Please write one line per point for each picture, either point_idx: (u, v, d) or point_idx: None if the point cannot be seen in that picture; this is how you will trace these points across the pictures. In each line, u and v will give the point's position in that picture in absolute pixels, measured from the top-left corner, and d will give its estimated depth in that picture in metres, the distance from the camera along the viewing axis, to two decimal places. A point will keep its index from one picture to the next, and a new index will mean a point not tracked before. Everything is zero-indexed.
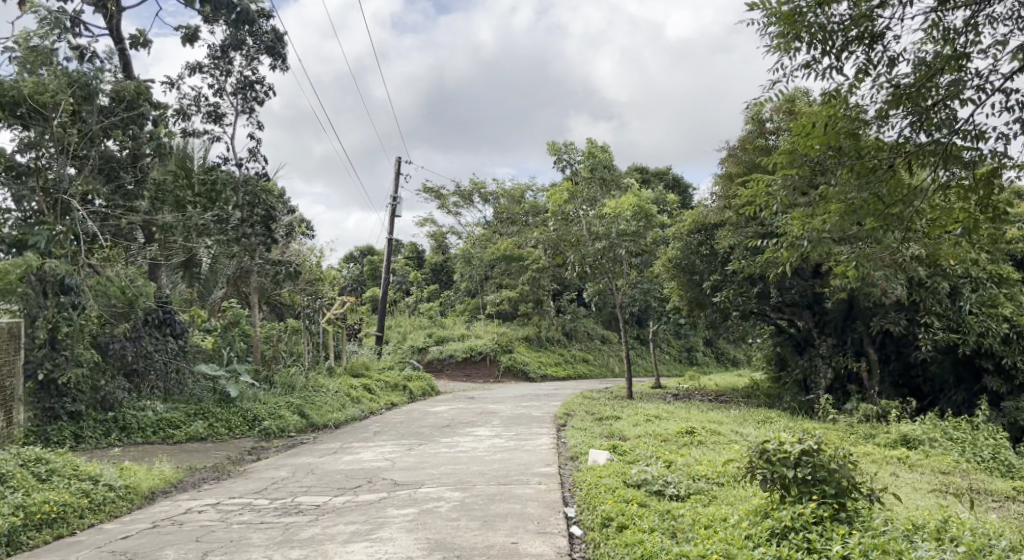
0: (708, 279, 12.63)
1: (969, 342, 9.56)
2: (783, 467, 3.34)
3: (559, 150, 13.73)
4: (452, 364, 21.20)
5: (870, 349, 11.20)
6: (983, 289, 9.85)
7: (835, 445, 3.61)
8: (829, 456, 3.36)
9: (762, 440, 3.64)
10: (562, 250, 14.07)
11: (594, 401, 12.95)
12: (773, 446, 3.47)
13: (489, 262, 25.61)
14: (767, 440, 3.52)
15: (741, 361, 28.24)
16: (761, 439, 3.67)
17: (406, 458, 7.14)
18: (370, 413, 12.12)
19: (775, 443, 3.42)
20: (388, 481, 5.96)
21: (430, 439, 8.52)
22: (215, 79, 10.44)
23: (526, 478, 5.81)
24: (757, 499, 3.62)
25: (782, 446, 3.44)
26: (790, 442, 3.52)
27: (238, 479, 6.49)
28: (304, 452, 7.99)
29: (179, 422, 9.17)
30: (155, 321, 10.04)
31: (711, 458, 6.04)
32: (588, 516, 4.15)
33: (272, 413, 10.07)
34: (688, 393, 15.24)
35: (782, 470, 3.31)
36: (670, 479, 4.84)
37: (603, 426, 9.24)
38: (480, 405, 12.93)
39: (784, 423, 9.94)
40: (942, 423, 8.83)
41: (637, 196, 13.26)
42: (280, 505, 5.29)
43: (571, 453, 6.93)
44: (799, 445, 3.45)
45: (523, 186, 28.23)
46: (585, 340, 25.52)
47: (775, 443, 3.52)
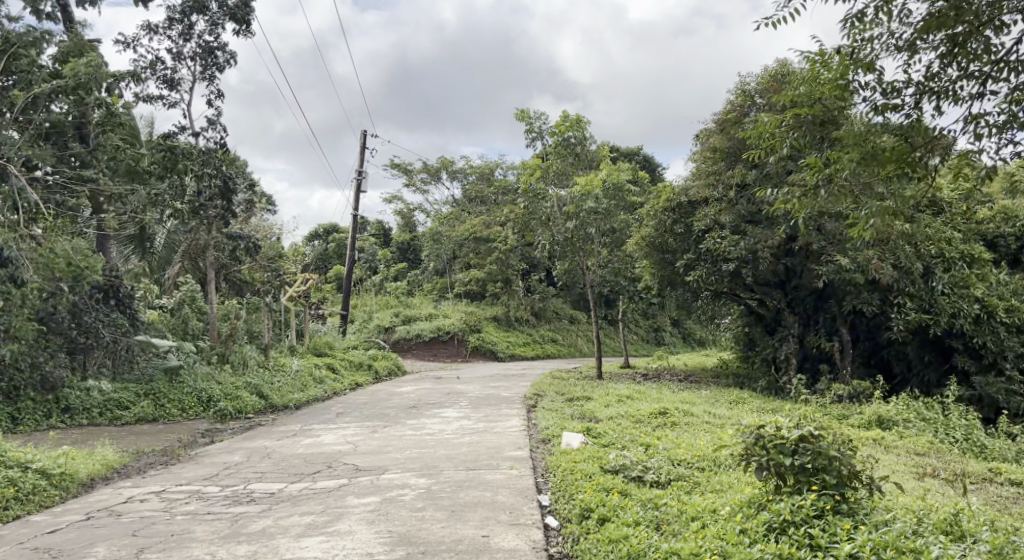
0: (681, 257, 12.43)
1: (941, 323, 9.62)
2: (780, 455, 3.09)
3: (528, 119, 13.31)
4: (419, 344, 20.79)
5: (842, 329, 11.16)
6: (955, 269, 9.76)
7: (834, 430, 3.37)
8: (829, 443, 3.11)
9: (752, 423, 3.39)
10: (533, 227, 13.72)
11: (565, 381, 12.73)
12: (764, 431, 3.22)
13: (457, 240, 25.15)
14: (763, 424, 3.25)
15: (707, 341, 28.39)
16: (751, 423, 3.42)
17: (370, 441, 6.77)
18: (333, 393, 11.70)
19: (767, 428, 3.17)
20: (349, 467, 5.59)
21: (395, 421, 8.16)
22: (173, 42, 9.71)
23: (496, 462, 5.50)
24: (750, 487, 3.40)
25: (778, 430, 3.19)
26: (787, 426, 3.26)
27: (188, 463, 6.04)
28: (260, 435, 7.54)
29: (128, 403, 8.60)
30: (104, 295, 9.41)
31: (690, 441, 5.83)
32: (564, 506, 3.87)
33: (229, 393, 9.55)
34: (657, 373, 15.15)
35: (779, 458, 3.07)
36: (651, 463, 4.61)
37: (574, 406, 9.02)
38: (447, 386, 12.59)
39: (758, 404, 9.83)
40: (915, 404, 8.80)
41: (609, 173, 12.98)
42: (230, 493, 4.88)
43: (543, 435, 6.67)
44: (796, 429, 3.20)
45: (493, 164, 27.81)
46: (554, 321, 25.35)
47: (769, 426, 3.26)
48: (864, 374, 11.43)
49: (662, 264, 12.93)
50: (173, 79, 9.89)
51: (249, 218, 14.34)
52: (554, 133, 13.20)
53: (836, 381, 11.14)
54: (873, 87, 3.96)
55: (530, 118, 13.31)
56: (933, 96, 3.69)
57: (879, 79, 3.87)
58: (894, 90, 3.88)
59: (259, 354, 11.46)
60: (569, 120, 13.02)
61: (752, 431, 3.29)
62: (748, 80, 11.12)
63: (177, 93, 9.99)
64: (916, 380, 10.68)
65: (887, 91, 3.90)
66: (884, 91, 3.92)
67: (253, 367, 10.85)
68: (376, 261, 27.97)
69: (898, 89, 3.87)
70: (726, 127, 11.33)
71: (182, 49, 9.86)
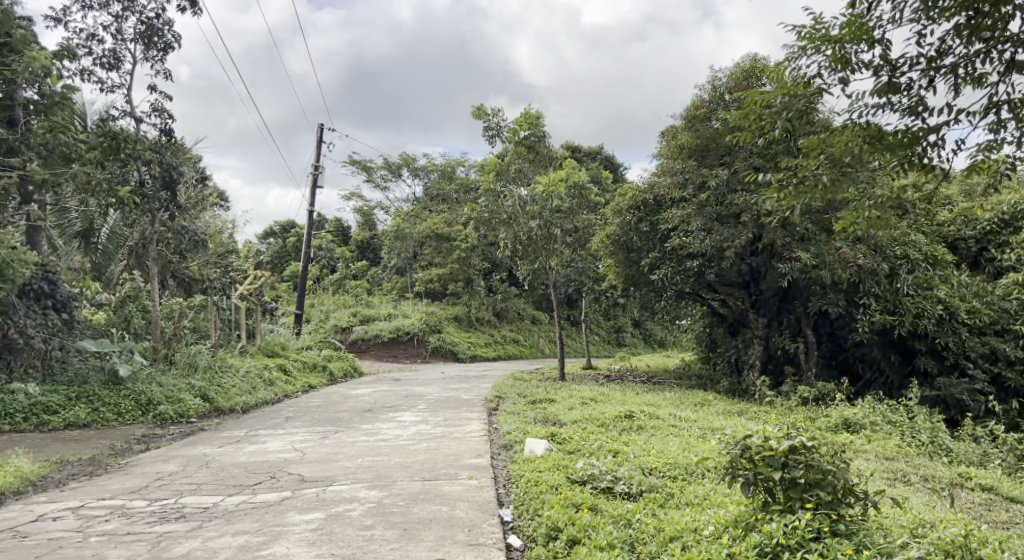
0: (646, 257, 12.23)
1: (905, 324, 9.77)
2: (769, 469, 2.85)
3: (486, 116, 12.96)
4: (378, 344, 20.24)
5: (807, 329, 11.11)
6: (918, 270, 9.94)
7: (825, 439, 3.17)
8: (823, 454, 2.88)
9: (732, 435, 3.14)
10: (495, 226, 13.36)
11: (528, 383, 12.38)
12: (749, 442, 2.96)
13: (419, 238, 24.58)
14: (750, 435, 2.99)
15: (667, 341, 28.47)
16: (729, 436, 3.20)
17: (319, 448, 6.29)
18: (285, 396, 11.14)
19: (755, 440, 2.90)
20: (294, 478, 5.13)
21: (348, 426, 7.68)
22: (115, 18, 9.06)
23: (454, 472, 5.13)
24: (736, 502, 3.18)
25: (767, 441, 2.93)
26: (776, 435, 3.00)
27: (116, 473, 5.43)
28: (200, 442, 6.94)
29: (57, 406, 7.81)
30: (35, 292, 8.68)
31: (661, 449, 5.56)
32: (528, 524, 3.53)
33: (171, 396, 8.81)
34: (620, 375, 14.90)
35: (768, 472, 2.82)
36: (621, 472, 4.32)
37: (536, 410, 8.70)
38: (405, 388, 12.11)
39: (723, 407, 9.67)
40: (880, 407, 8.80)
41: (574, 171, 12.68)
42: (158, 508, 4.33)
43: (505, 441, 6.33)
44: (785, 438, 2.96)
45: (455, 162, 27.44)
46: (516, 321, 25.02)
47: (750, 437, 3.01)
48: (827, 376, 11.46)
49: (628, 263, 12.70)
50: (116, 60, 9.23)
51: (197, 212, 13.62)
52: (513, 129, 12.83)
53: (800, 382, 11.10)
54: (876, 66, 3.59)
55: (487, 114, 12.97)
56: (948, 76, 3.46)
57: (885, 55, 3.56)
58: (897, 67, 3.51)
59: (206, 353, 10.77)
60: (528, 116, 12.64)
61: (736, 444, 3.02)
62: (718, 77, 10.98)
63: (119, 74, 9.30)
64: (881, 382, 10.77)
65: (890, 68, 3.52)
66: (890, 68, 3.53)
67: (198, 368, 10.12)
68: (335, 259, 27.19)
69: (903, 64, 3.51)
70: (693, 124, 11.13)
71: (122, 26, 9.20)
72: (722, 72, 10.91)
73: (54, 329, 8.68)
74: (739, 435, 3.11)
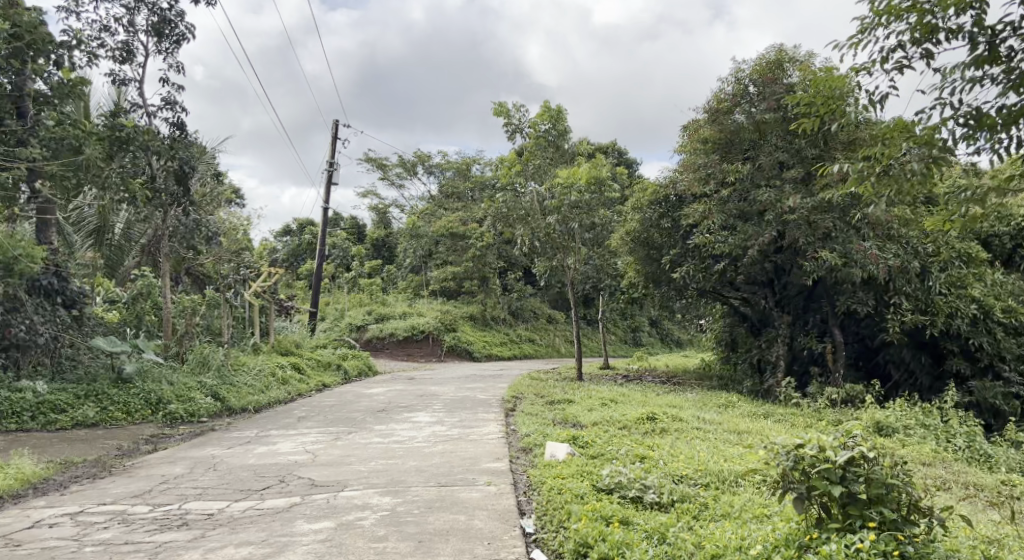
0: (668, 254, 11.91)
1: (938, 324, 9.38)
2: (825, 483, 2.66)
3: (507, 112, 12.69)
4: (392, 343, 20.09)
5: (835, 329, 10.72)
6: (950, 268, 9.60)
7: (884, 449, 2.96)
8: (886, 468, 2.68)
9: (778, 447, 2.94)
10: (512, 223, 13.11)
11: (545, 383, 12.12)
12: (800, 453, 2.78)
13: (434, 236, 24.34)
14: (802, 444, 2.80)
15: (685, 342, 28.03)
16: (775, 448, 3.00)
17: (331, 451, 6.06)
18: (298, 395, 10.95)
19: (807, 451, 2.71)
20: (304, 482, 4.90)
21: (361, 427, 7.46)
22: (128, 10, 8.90)
23: (472, 477, 4.87)
24: (787, 518, 2.98)
25: (819, 451, 2.74)
26: (831, 444, 2.80)
27: (120, 476, 5.21)
28: (209, 442, 6.74)
29: (64, 405, 7.62)
30: (45, 290, 8.49)
31: (690, 455, 5.28)
32: (555, 539, 3.30)
33: (181, 395, 8.63)
34: (639, 375, 14.58)
35: (825, 486, 2.63)
36: (650, 480, 4.04)
37: (554, 411, 8.42)
38: (420, 387, 11.89)
39: (748, 409, 9.34)
40: (913, 409, 8.44)
41: (593, 166, 12.36)
42: (160, 515, 4.11)
43: (523, 444, 6.07)
44: (838, 448, 2.77)
45: (470, 160, 27.16)
46: (532, 320, 24.71)
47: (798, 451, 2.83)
48: (855, 378, 11.10)
49: (648, 260, 12.39)
50: (127, 52, 9.08)
51: (211, 209, 13.47)
52: (532, 125, 12.54)
53: (827, 384, 10.74)
54: (972, 34, 3.22)
55: (509, 111, 12.69)
56: None
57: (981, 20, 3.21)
58: (999, 31, 3.14)
59: (219, 351, 10.60)
60: (548, 110, 12.32)
61: (785, 456, 2.83)
62: (741, 68, 10.55)
63: (131, 67, 9.14)
64: (909, 383, 10.40)
65: (987, 35, 3.17)
66: (988, 35, 3.17)
67: (210, 366, 9.94)
68: (350, 258, 27.06)
69: (1002, 31, 3.17)
70: (716, 117, 10.77)
71: (134, 18, 9.05)
72: (746, 64, 10.50)
73: (62, 326, 8.53)
74: (787, 446, 2.92)
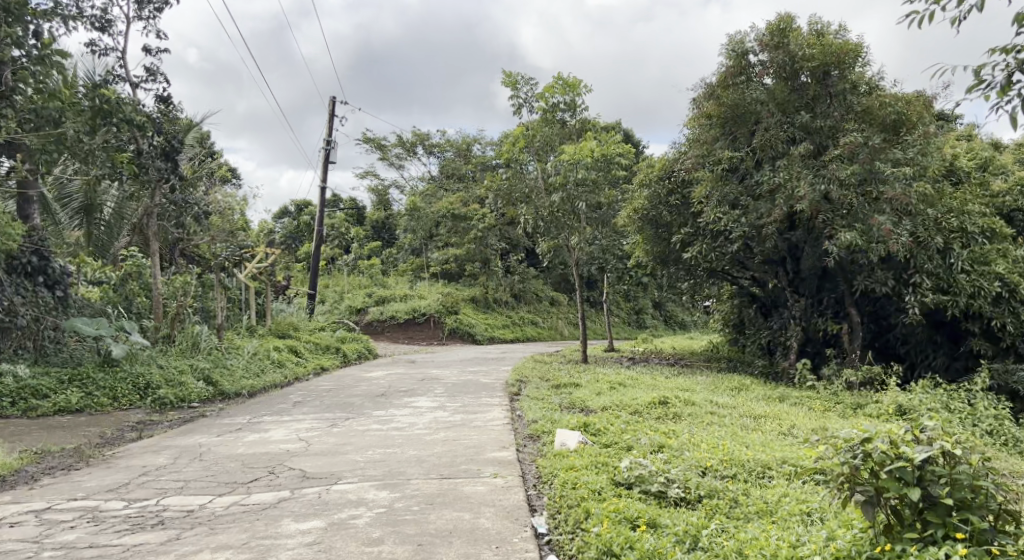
0: (677, 232, 11.48)
1: (959, 304, 8.95)
2: (907, 488, 2.54)
3: (515, 83, 12.19)
4: (393, 326, 19.74)
5: (852, 310, 10.30)
6: (973, 245, 9.18)
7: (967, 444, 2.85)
8: (975, 470, 2.57)
9: (839, 441, 2.84)
10: (515, 203, 12.67)
11: (549, 366, 11.78)
12: (875, 447, 2.66)
13: (435, 217, 23.83)
14: (871, 438, 2.70)
15: (689, 324, 27.60)
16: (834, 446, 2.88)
17: (326, 438, 5.69)
18: (295, 379, 10.59)
19: (882, 445, 2.62)
20: (295, 474, 4.53)
21: (359, 413, 7.09)
22: None
23: (476, 468, 4.49)
24: (854, 524, 2.87)
25: (891, 445, 2.66)
26: (904, 437, 2.71)
27: (98, 467, 4.84)
28: (198, 430, 6.37)
29: (48, 390, 7.24)
30: (26, 269, 8.09)
31: (711, 443, 4.91)
32: (573, 541, 2.99)
33: (172, 379, 8.25)
34: (645, 358, 14.20)
35: (908, 491, 2.51)
36: (675, 473, 3.67)
37: (561, 395, 8.05)
38: (422, 371, 11.54)
39: (762, 392, 9.01)
40: (937, 392, 8.08)
41: (600, 142, 11.87)
42: (136, 512, 3.75)
43: (530, 430, 5.72)
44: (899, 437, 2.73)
45: (470, 139, 26.60)
46: (534, 303, 24.26)
47: (863, 446, 2.73)
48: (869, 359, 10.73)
49: (657, 239, 11.98)
50: (106, 20, 8.59)
51: (207, 189, 13.05)
52: (542, 97, 12.03)
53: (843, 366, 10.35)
54: None
55: (517, 83, 12.19)
56: None
57: None
58: None
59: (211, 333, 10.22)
60: (559, 82, 11.81)
61: (852, 454, 2.73)
62: (745, 38, 10.03)
63: (110, 36, 8.66)
64: (926, 365, 10.03)
65: None
66: None
67: (203, 349, 9.58)
68: (349, 240, 26.61)
69: None
70: (726, 88, 10.24)
71: None
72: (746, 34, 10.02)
73: (42, 308, 8.08)
74: (851, 441, 2.82)
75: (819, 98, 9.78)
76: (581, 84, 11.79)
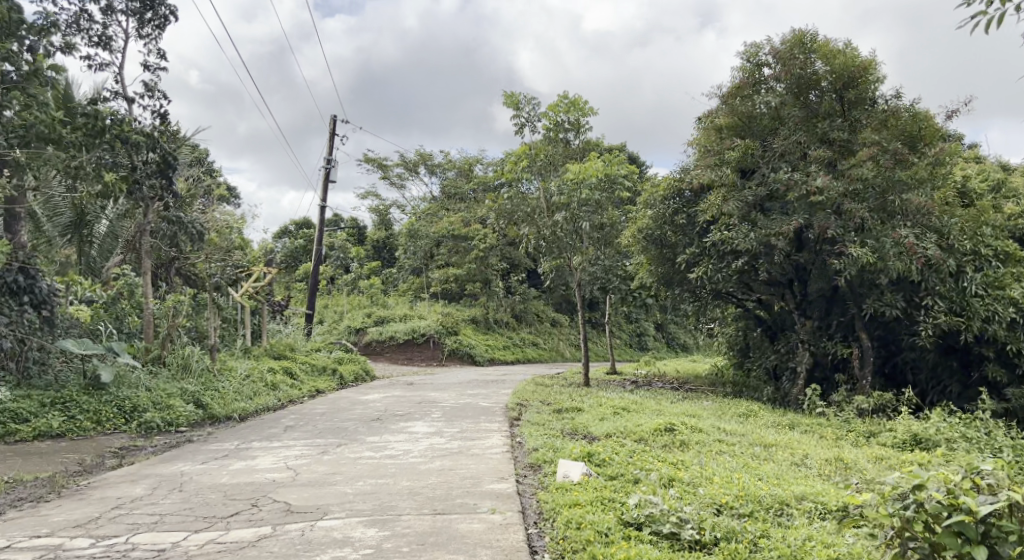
0: (683, 253, 11.25)
1: (973, 328, 8.64)
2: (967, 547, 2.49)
3: (517, 103, 12.04)
4: (392, 346, 19.47)
5: (863, 333, 9.98)
6: (988, 268, 8.95)
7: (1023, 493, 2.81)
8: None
9: (887, 489, 2.81)
10: (517, 223, 12.44)
11: (550, 389, 11.48)
12: (929, 497, 2.63)
13: (436, 237, 23.64)
14: (926, 487, 2.66)
15: (691, 346, 27.23)
16: (878, 497, 2.85)
17: (315, 467, 5.39)
18: (289, 402, 10.28)
19: (938, 495, 2.59)
20: (278, 507, 4.23)
21: (352, 439, 6.78)
22: None
23: (472, 502, 4.19)
24: None
25: (947, 494, 2.63)
26: (963, 486, 2.67)
27: (70, 498, 4.54)
28: (182, 456, 6.07)
29: (28, 414, 6.92)
30: (11, 287, 7.66)
31: (723, 475, 4.62)
32: None
33: (159, 402, 7.95)
34: (649, 381, 13.89)
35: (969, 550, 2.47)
36: (687, 511, 3.38)
37: (563, 420, 7.74)
38: (419, 394, 11.23)
39: (771, 419, 8.69)
40: (954, 420, 7.77)
41: (603, 161, 11.66)
42: (101, 551, 3.46)
43: (530, 460, 5.41)
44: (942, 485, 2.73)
45: (472, 159, 26.49)
46: (536, 323, 23.97)
47: (916, 493, 2.71)
48: (880, 385, 10.42)
49: (662, 260, 11.75)
50: (106, 36, 8.43)
51: (204, 208, 12.83)
52: (545, 116, 11.86)
53: (854, 392, 10.02)
54: None
55: (520, 102, 12.04)
56: None
57: None
58: None
59: (203, 354, 9.95)
60: (562, 101, 11.64)
61: (904, 506, 2.69)
62: (758, 51, 9.99)
63: (110, 53, 8.49)
64: (938, 391, 9.73)
65: None
66: None
67: (193, 371, 9.27)
68: (349, 259, 26.40)
69: None
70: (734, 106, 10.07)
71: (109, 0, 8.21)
72: (761, 47, 9.91)
73: (26, 328, 7.67)
74: (900, 490, 2.79)
75: (831, 115, 9.58)
76: (585, 102, 11.60)
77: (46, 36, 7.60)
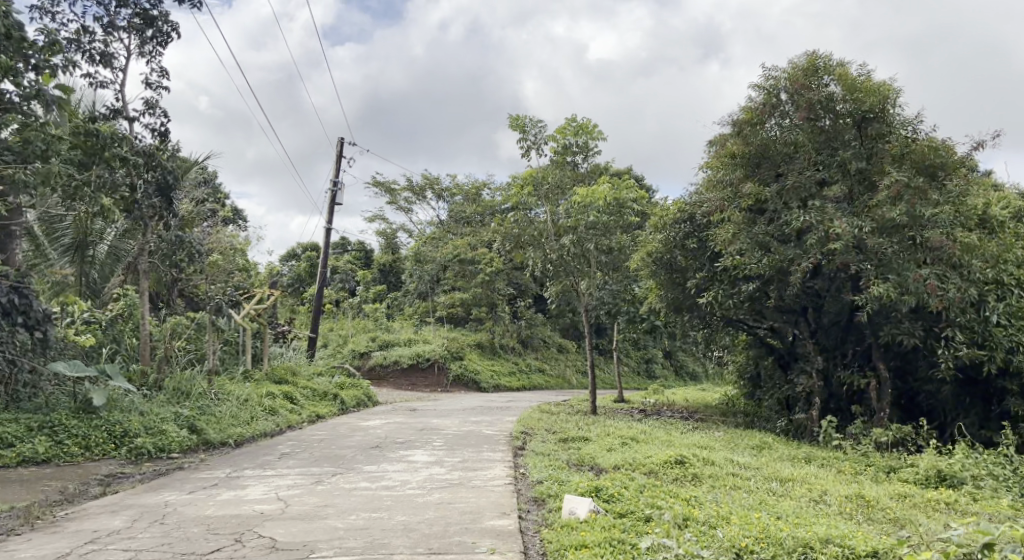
0: (694, 278, 11.00)
1: (996, 360, 8.30)
2: None
3: (524, 127, 11.90)
4: (397, 371, 19.20)
5: (880, 363, 9.63)
6: (1010, 297, 8.63)
7: None
8: None
9: (954, 550, 3.25)
10: (523, 246, 12.22)
11: (556, 417, 11.14)
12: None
13: (441, 261, 23.47)
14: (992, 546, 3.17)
15: (700, 375, 26.77)
16: (942, 555, 3.20)
17: (307, 499, 5.10)
18: (288, 427, 10.00)
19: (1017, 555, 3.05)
20: (264, 543, 3.96)
21: (349, 468, 6.48)
22: (103, 7, 7.95)
23: (469, 541, 3.89)
24: None
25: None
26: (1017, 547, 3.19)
27: (43, 531, 4.27)
28: (170, 485, 5.80)
29: (13, 439, 6.68)
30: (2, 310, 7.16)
31: (737, 513, 4.33)
32: None
33: (151, 428, 7.69)
34: (658, 410, 13.54)
35: None
36: (703, 553, 3.15)
37: (569, 450, 7.41)
38: (422, 420, 10.91)
39: (786, 452, 8.33)
40: (981, 457, 7.40)
41: (612, 185, 11.47)
42: None
43: (534, 493, 5.11)
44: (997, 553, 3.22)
45: (479, 184, 26.46)
46: (541, 349, 23.64)
47: (988, 555, 3.18)
48: (897, 418, 10.03)
49: (672, 286, 11.49)
50: (107, 53, 8.35)
51: (208, 230, 12.70)
52: (553, 140, 11.70)
53: (871, 424, 9.65)
54: None
55: (526, 126, 11.90)
56: None
57: None
58: None
59: (201, 378, 9.71)
60: (571, 124, 11.48)
61: None
62: (771, 75, 9.68)
63: (110, 71, 8.41)
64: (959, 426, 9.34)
65: None
66: None
67: (189, 396, 9.03)
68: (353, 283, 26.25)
69: None
70: (748, 128, 9.85)
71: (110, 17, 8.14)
72: (776, 70, 9.76)
73: (17, 350, 7.51)
74: (969, 552, 3.25)
75: (847, 140, 9.36)
76: (593, 126, 11.45)
77: (48, 55, 7.50)
